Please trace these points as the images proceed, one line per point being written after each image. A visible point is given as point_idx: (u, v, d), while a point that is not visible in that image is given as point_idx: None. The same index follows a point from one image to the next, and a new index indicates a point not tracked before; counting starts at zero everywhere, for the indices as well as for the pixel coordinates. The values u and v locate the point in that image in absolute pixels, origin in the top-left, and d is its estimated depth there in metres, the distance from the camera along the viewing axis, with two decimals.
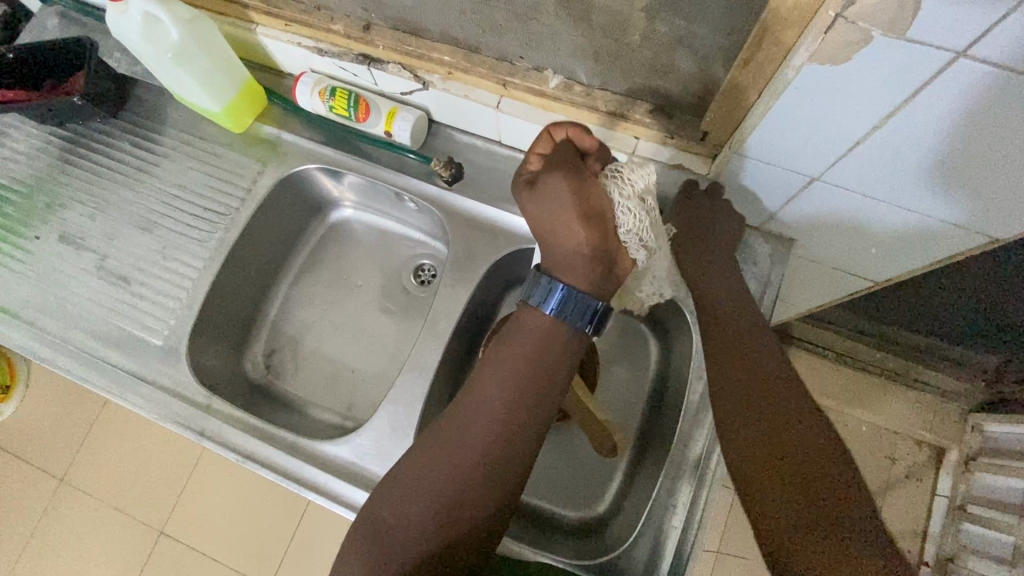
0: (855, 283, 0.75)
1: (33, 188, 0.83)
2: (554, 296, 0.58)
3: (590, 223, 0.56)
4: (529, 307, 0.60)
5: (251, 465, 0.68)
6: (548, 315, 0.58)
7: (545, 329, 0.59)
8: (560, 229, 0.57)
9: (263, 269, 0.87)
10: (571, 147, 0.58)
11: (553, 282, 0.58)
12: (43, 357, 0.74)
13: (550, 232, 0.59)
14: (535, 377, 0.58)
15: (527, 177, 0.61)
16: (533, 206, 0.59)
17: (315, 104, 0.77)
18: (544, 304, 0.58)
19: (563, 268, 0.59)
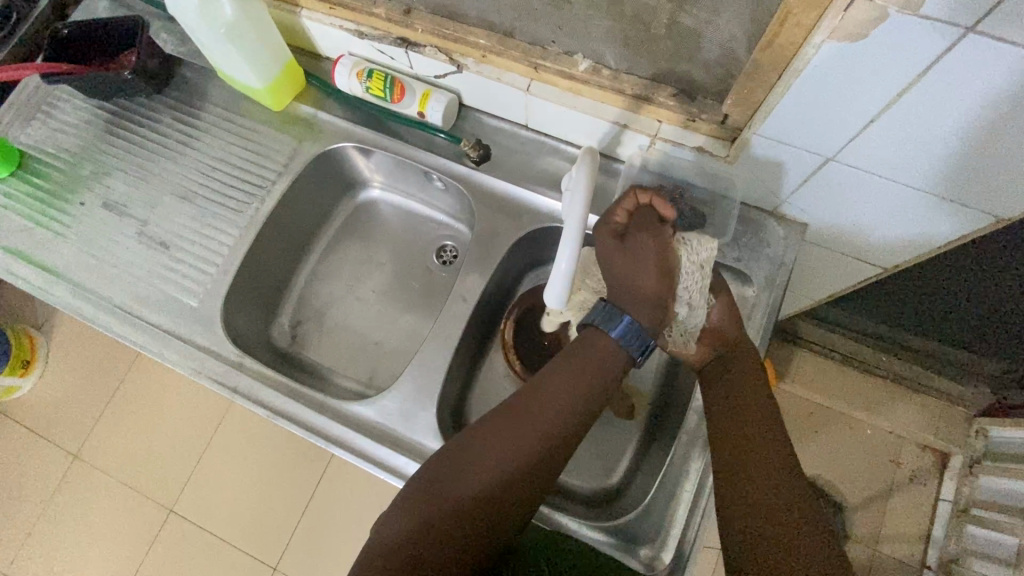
0: (866, 269, 0.78)
1: (79, 157, 0.87)
2: (621, 323, 0.64)
3: (659, 272, 0.66)
4: (595, 330, 0.65)
5: (281, 420, 0.71)
6: (614, 339, 0.64)
7: (611, 355, 0.64)
8: (634, 273, 0.66)
9: (293, 243, 0.90)
10: (652, 214, 0.68)
11: (618, 309, 0.65)
12: (85, 314, 0.77)
13: (624, 275, 0.67)
14: (586, 384, 0.63)
15: (616, 228, 0.68)
16: (618, 256, 0.67)
17: (352, 84, 0.81)
18: (608, 326, 0.64)
19: (628, 304, 0.66)
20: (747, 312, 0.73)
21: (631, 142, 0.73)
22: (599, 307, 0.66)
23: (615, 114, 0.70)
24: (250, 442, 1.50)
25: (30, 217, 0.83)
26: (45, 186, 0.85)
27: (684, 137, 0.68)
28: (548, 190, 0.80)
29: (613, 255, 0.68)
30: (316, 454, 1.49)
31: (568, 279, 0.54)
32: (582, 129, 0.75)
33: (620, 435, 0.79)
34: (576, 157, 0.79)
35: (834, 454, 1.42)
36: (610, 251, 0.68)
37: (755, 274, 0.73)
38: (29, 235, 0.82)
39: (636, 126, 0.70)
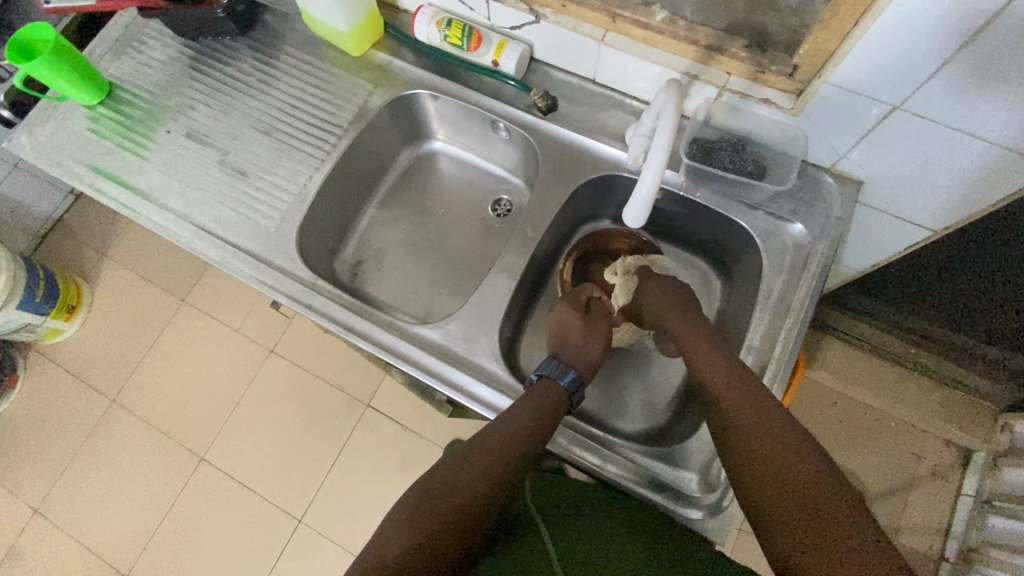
0: (913, 233, 0.81)
1: (164, 90, 0.92)
2: (569, 375, 0.73)
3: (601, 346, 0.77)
4: (547, 378, 0.72)
5: (352, 336, 0.75)
6: (560, 386, 0.71)
7: (558, 395, 0.70)
8: (584, 343, 0.76)
9: (361, 183, 0.95)
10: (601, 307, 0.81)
11: (566, 366, 0.74)
12: (168, 232, 0.82)
13: (574, 339, 0.77)
14: (540, 429, 0.66)
15: (579, 301, 0.80)
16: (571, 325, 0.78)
17: (430, 32, 0.85)
18: (559, 379, 0.72)
19: (572, 361, 0.75)
20: (803, 262, 0.75)
21: (698, 95, 0.76)
22: (550, 361, 0.74)
23: (685, 66, 0.73)
24: (283, 398, 1.55)
25: (117, 141, 0.88)
26: (131, 114, 0.90)
27: (752, 89, 0.72)
28: (611, 141, 0.84)
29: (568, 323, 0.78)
30: (346, 413, 1.53)
31: (647, 203, 0.66)
32: (649, 82, 0.79)
33: (664, 386, 0.85)
34: (641, 112, 0.84)
35: (858, 445, 1.42)
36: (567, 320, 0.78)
37: (809, 226, 0.76)
38: (116, 158, 0.87)
39: (706, 77, 0.73)
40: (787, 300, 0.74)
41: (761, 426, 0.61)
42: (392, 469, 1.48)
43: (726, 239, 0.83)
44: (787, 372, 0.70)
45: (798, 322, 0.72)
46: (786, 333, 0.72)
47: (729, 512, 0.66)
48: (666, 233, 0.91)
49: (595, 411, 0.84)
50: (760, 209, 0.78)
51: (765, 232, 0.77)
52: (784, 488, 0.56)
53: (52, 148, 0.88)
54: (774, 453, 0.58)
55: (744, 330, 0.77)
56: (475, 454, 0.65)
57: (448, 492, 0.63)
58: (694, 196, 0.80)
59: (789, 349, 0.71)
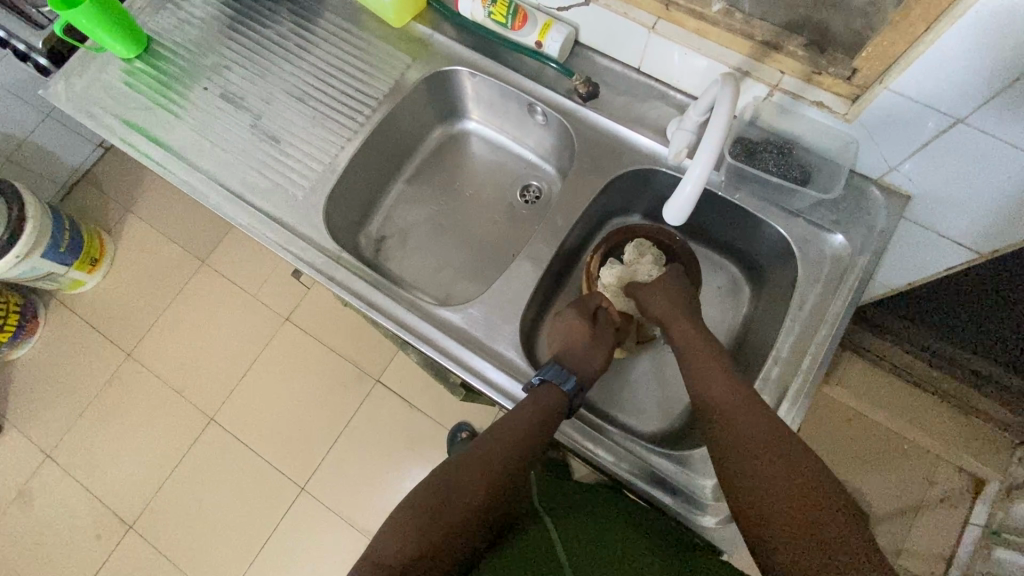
0: (958, 254, 0.78)
1: (201, 48, 0.91)
2: (569, 379, 0.70)
3: (603, 353, 0.75)
4: (548, 384, 0.69)
5: (372, 312, 0.74)
6: (561, 391, 0.69)
7: (558, 401, 0.68)
8: (586, 353, 0.74)
9: (391, 158, 0.94)
10: (610, 317, 0.78)
11: (566, 371, 0.71)
12: (195, 192, 0.81)
13: (579, 347, 0.74)
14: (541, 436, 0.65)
15: (587, 308, 0.78)
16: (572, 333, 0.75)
17: (475, 8, 0.83)
18: (559, 382, 0.70)
19: (572, 367, 0.73)
20: (840, 275, 0.73)
21: (748, 92, 0.74)
22: (550, 366, 0.71)
23: (737, 61, 0.70)
24: (294, 366, 1.56)
25: (151, 97, 0.87)
26: (167, 70, 0.89)
27: (805, 90, 0.69)
28: (651, 134, 0.81)
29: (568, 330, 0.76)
30: (356, 387, 1.54)
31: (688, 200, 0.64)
32: (697, 76, 0.77)
33: (679, 389, 0.83)
34: (685, 105, 0.81)
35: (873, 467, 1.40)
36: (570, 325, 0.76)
37: (850, 238, 0.74)
38: (149, 113, 0.86)
39: (758, 75, 0.71)
40: (819, 313, 0.72)
41: (757, 441, 0.60)
42: (396, 445, 1.49)
43: (760, 245, 0.81)
44: (814, 388, 0.68)
45: (830, 336, 0.70)
46: (817, 346, 0.70)
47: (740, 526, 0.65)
48: (698, 234, 0.89)
49: (610, 408, 0.83)
50: (801, 216, 0.75)
51: (804, 240, 0.75)
52: (780, 500, 0.56)
53: (86, 99, 0.87)
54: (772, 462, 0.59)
55: (772, 339, 0.75)
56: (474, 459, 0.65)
57: (443, 496, 0.62)
58: (733, 197, 0.78)
59: (818, 362, 0.69)
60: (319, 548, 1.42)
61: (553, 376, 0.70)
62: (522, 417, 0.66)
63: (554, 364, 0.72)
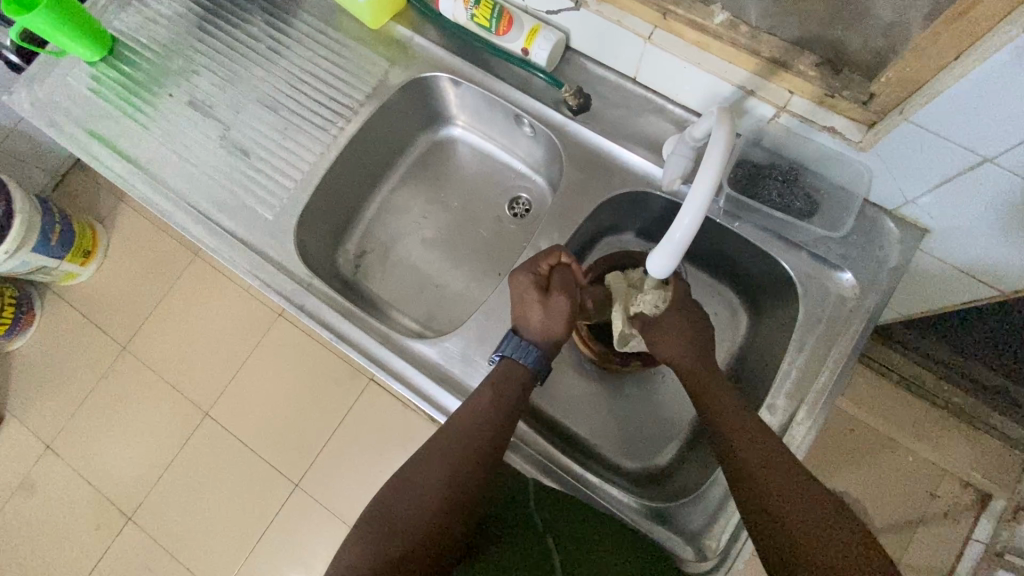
0: (979, 289, 0.73)
1: (168, 50, 0.85)
2: (531, 351, 0.64)
3: (567, 319, 0.66)
4: (508, 360, 0.64)
5: (344, 346, 0.72)
6: (522, 364, 0.64)
7: (518, 378, 0.64)
8: (546, 321, 0.65)
9: (372, 169, 0.88)
10: (569, 275, 0.68)
11: (530, 344, 0.65)
12: (163, 211, 0.78)
13: (541, 318, 0.65)
14: (501, 414, 0.61)
15: (538, 275, 0.67)
16: (532, 301, 0.66)
17: (457, 10, 0.76)
18: (519, 355, 0.64)
19: (537, 336, 0.65)
20: (846, 316, 0.67)
21: (751, 112, 0.67)
22: (510, 339, 0.65)
23: (742, 78, 0.63)
24: (288, 362, 1.54)
25: (116, 104, 0.83)
26: (133, 74, 0.84)
27: (815, 114, 0.62)
28: (646, 153, 0.75)
29: (528, 298, 0.66)
30: (349, 384, 1.52)
31: (688, 235, 0.57)
32: (697, 92, 0.70)
33: (671, 423, 0.80)
34: (683, 121, 0.74)
35: (860, 472, 1.29)
36: (527, 288, 0.66)
37: (859, 275, 0.68)
38: (114, 123, 0.82)
39: (764, 95, 0.63)
40: (820, 356, 0.67)
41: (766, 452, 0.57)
42: (390, 443, 1.48)
43: (761, 276, 0.75)
44: (809, 438, 0.64)
45: (829, 383, 0.65)
46: (814, 393, 0.66)
47: (734, 569, 0.63)
48: (695, 257, 0.83)
49: (599, 442, 0.79)
50: (805, 250, 0.69)
51: (808, 275, 0.69)
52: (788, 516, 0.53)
53: (50, 106, 0.83)
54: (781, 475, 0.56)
55: (768, 380, 0.70)
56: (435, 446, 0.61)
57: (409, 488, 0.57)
58: (731, 226, 0.72)
59: (816, 410, 0.65)
60: (314, 544, 1.43)
61: (514, 350, 0.64)
62: (482, 396, 0.62)
63: (517, 334, 0.66)
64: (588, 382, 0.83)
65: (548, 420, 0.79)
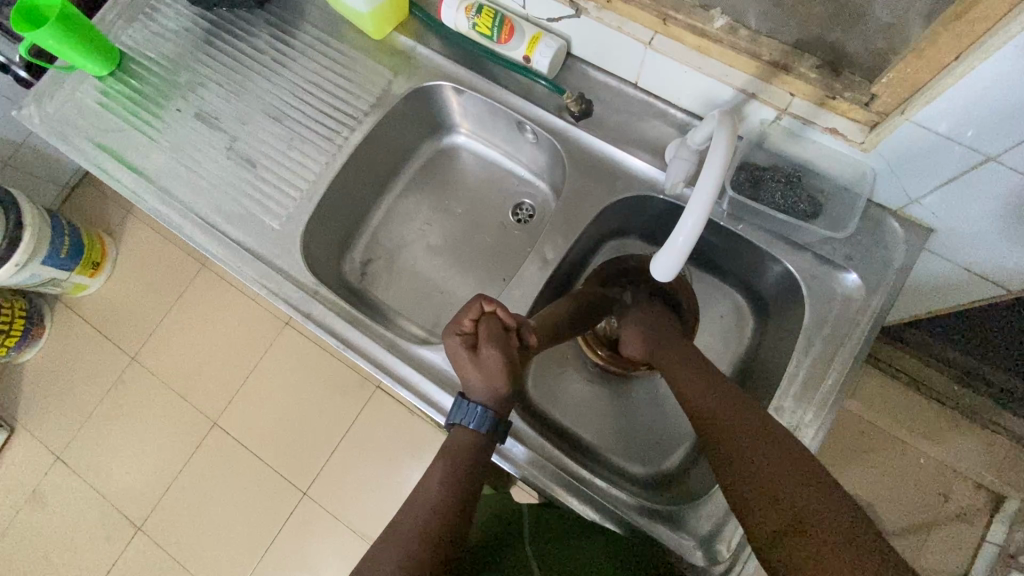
0: (986, 289, 0.73)
1: (175, 65, 0.86)
2: (475, 414, 0.61)
3: (505, 368, 0.61)
4: (457, 427, 0.62)
5: (350, 353, 0.72)
6: (472, 430, 0.62)
7: (472, 447, 0.61)
8: (485, 378, 0.61)
9: (376, 178, 0.89)
10: (496, 322, 0.63)
11: (475, 404, 0.62)
12: (172, 222, 0.79)
13: (480, 375, 0.61)
14: (459, 489, 0.59)
15: (465, 333, 0.63)
16: (465, 364, 0.62)
17: (458, 19, 0.77)
18: (465, 421, 0.62)
19: (485, 395, 0.62)
20: (852, 316, 0.67)
21: (754, 114, 0.67)
22: (459, 403, 0.63)
23: (743, 81, 0.64)
24: (295, 371, 1.55)
25: (125, 118, 0.84)
26: (141, 88, 0.85)
27: (817, 116, 0.62)
28: (648, 157, 0.76)
29: (461, 361, 0.63)
30: (356, 392, 1.53)
31: (687, 243, 0.57)
32: (698, 96, 0.70)
33: (678, 426, 0.80)
34: (685, 125, 0.75)
35: (870, 474, 1.27)
36: (457, 351, 0.63)
37: (864, 276, 0.68)
38: (122, 136, 0.83)
39: (766, 97, 0.64)
40: (826, 357, 0.66)
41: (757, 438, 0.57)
42: (398, 450, 1.48)
43: (767, 278, 0.75)
44: (819, 440, 0.64)
45: (836, 384, 0.65)
46: (822, 395, 0.65)
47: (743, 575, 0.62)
48: (699, 260, 0.83)
49: (605, 446, 0.79)
50: (810, 251, 0.69)
51: (812, 277, 0.69)
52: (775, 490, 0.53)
53: (60, 121, 0.84)
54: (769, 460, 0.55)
55: (775, 382, 0.70)
56: (392, 533, 0.56)
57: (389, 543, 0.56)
58: (735, 228, 0.72)
59: (824, 412, 0.65)
60: (321, 552, 1.43)
61: (462, 418, 0.62)
62: (434, 474, 0.60)
63: (465, 398, 0.63)
64: (593, 387, 0.83)
65: (554, 426, 0.79)
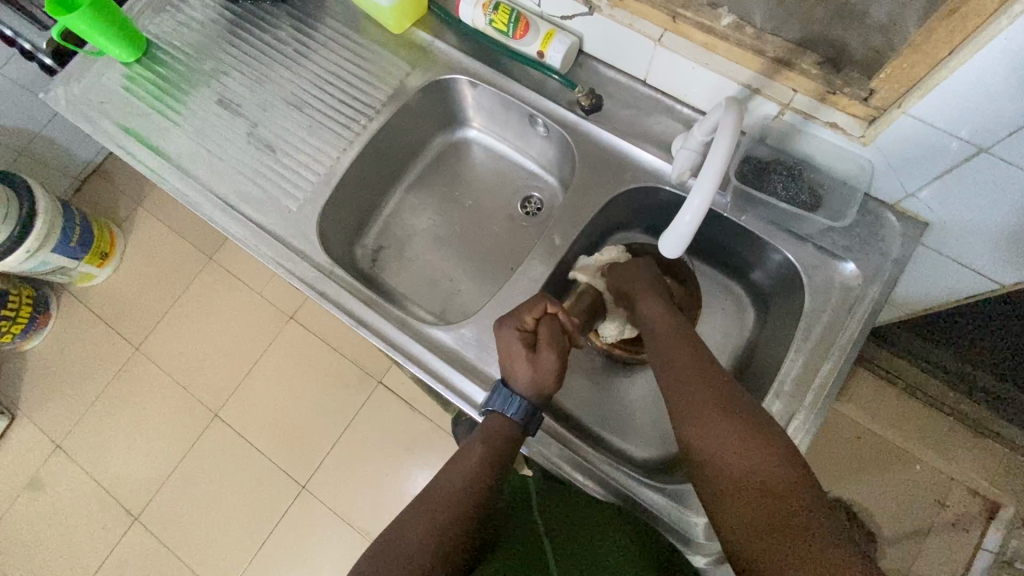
0: (980, 283, 0.75)
1: (199, 53, 0.89)
2: (518, 404, 0.64)
3: (558, 371, 0.65)
4: (496, 415, 0.64)
5: (363, 331, 0.74)
6: (509, 419, 0.64)
7: (506, 433, 0.63)
8: (536, 376, 0.65)
9: (390, 167, 0.92)
10: (558, 326, 0.67)
11: (517, 396, 0.65)
12: (192, 202, 0.81)
13: (533, 373, 0.64)
14: (494, 471, 0.61)
15: (525, 328, 0.66)
16: (519, 359, 0.65)
17: (475, 16, 0.81)
18: (505, 409, 0.64)
19: (529, 393, 0.65)
20: (850, 305, 0.70)
21: (758, 109, 0.70)
22: (499, 391, 0.65)
23: (747, 77, 0.67)
24: (297, 365, 1.56)
25: (149, 102, 0.87)
26: (165, 75, 0.88)
27: (818, 111, 0.65)
28: (655, 151, 0.78)
29: (515, 355, 0.65)
30: (358, 387, 1.53)
31: (693, 221, 0.60)
32: (705, 92, 0.73)
33: None
34: (691, 121, 0.78)
35: (867, 479, 1.28)
36: (512, 345, 0.65)
37: (862, 267, 0.70)
38: (146, 120, 0.86)
39: (768, 92, 0.67)
40: (825, 344, 0.69)
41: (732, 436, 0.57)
42: (397, 445, 1.49)
43: (768, 269, 0.78)
44: (817, 423, 0.66)
45: (835, 370, 0.67)
46: (821, 379, 0.67)
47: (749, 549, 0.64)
48: (703, 254, 0.86)
49: (608, 431, 0.81)
50: (810, 241, 0.72)
51: (812, 266, 0.72)
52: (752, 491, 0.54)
53: (86, 104, 0.87)
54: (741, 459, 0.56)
55: (775, 368, 0.72)
56: (427, 506, 0.59)
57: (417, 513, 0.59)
58: (739, 219, 0.75)
59: (822, 396, 0.67)
60: (319, 546, 1.42)
61: (506, 407, 0.64)
62: (471, 454, 0.62)
63: (506, 388, 0.65)
64: (597, 374, 0.84)
65: (558, 410, 0.81)
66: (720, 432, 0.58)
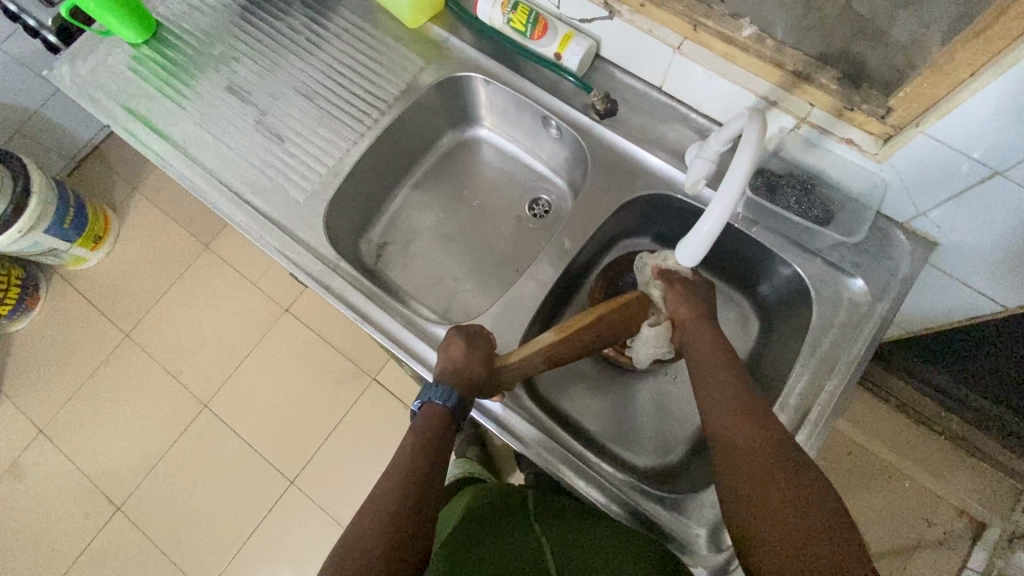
0: (985, 303, 0.76)
1: (210, 37, 0.88)
2: (447, 391, 0.65)
3: (488, 361, 0.67)
4: (429, 403, 0.65)
5: (366, 326, 0.73)
6: (440, 407, 0.65)
7: (440, 420, 0.64)
8: (467, 360, 0.66)
9: (399, 162, 0.91)
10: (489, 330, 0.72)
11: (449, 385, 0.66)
12: (195, 187, 0.80)
13: (463, 358, 0.67)
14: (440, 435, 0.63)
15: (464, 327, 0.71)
16: (456, 350, 0.68)
17: (493, 14, 0.80)
18: (435, 396, 0.65)
19: (456, 378, 0.65)
20: (857, 321, 0.70)
21: (773, 122, 0.70)
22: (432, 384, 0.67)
23: (766, 89, 0.67)
24: (291, 358, 1.54)
25: (156, 84, 0.85)
26: (174, 58, 0.87)
27: (833, 126, 0.65)
28: (668, 159, 0.78)
29: (452, 349, 0.68)
30: (352, 382, 1.52)
31: (720, 220, 0.60)
32: (721, 101, 0.73)
33: (684, 423, 0.81)
34: (706, 129, 0.78)
35: (856, 494, 1.28)
36: (451, 339, 0.69)
37: (870, 283, 0.71)
38: (152, 102, 0.84)
39: (786, 105, 0.67)
40: (831, 359, 0.69)
41: (767, 447, 0.56)
42: (389, 443, 1.47)
43: (776, 281, 0.78)
44: (820, 439, 0.66)
45: (841, 385, 0.67)
46: (826, 395, 0.67)
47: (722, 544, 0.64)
48: (710, 263, 0.85)
49: (608, 438, 0.80)
50: (819, 256, 0.73)
51: (820, 281, 0.72)
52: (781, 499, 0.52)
53: (91, 84, 0.85)
54: (775, 468, 0.54)
55: (781, 381, 0.72)
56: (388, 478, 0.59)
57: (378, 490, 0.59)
58: (749, 231, 0.75)
59: (827, 412, 0.66)
60: (305, 543, 1.40)
61: (433, 392, 0.66)
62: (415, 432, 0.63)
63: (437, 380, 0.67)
64: (599, 380, 0.84)
65: (559, 415, 0.80)
66: (757, 442, 0.57)
